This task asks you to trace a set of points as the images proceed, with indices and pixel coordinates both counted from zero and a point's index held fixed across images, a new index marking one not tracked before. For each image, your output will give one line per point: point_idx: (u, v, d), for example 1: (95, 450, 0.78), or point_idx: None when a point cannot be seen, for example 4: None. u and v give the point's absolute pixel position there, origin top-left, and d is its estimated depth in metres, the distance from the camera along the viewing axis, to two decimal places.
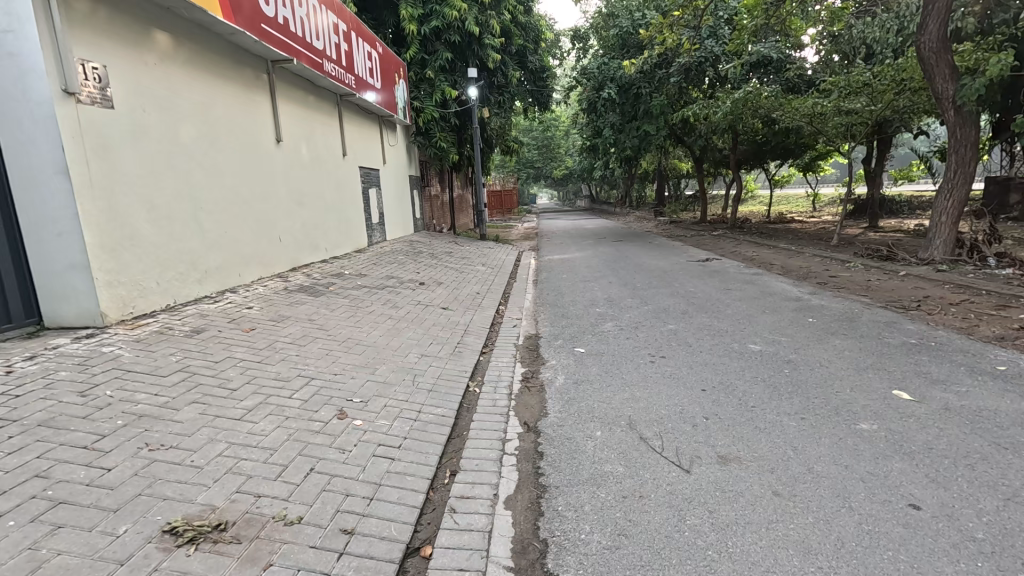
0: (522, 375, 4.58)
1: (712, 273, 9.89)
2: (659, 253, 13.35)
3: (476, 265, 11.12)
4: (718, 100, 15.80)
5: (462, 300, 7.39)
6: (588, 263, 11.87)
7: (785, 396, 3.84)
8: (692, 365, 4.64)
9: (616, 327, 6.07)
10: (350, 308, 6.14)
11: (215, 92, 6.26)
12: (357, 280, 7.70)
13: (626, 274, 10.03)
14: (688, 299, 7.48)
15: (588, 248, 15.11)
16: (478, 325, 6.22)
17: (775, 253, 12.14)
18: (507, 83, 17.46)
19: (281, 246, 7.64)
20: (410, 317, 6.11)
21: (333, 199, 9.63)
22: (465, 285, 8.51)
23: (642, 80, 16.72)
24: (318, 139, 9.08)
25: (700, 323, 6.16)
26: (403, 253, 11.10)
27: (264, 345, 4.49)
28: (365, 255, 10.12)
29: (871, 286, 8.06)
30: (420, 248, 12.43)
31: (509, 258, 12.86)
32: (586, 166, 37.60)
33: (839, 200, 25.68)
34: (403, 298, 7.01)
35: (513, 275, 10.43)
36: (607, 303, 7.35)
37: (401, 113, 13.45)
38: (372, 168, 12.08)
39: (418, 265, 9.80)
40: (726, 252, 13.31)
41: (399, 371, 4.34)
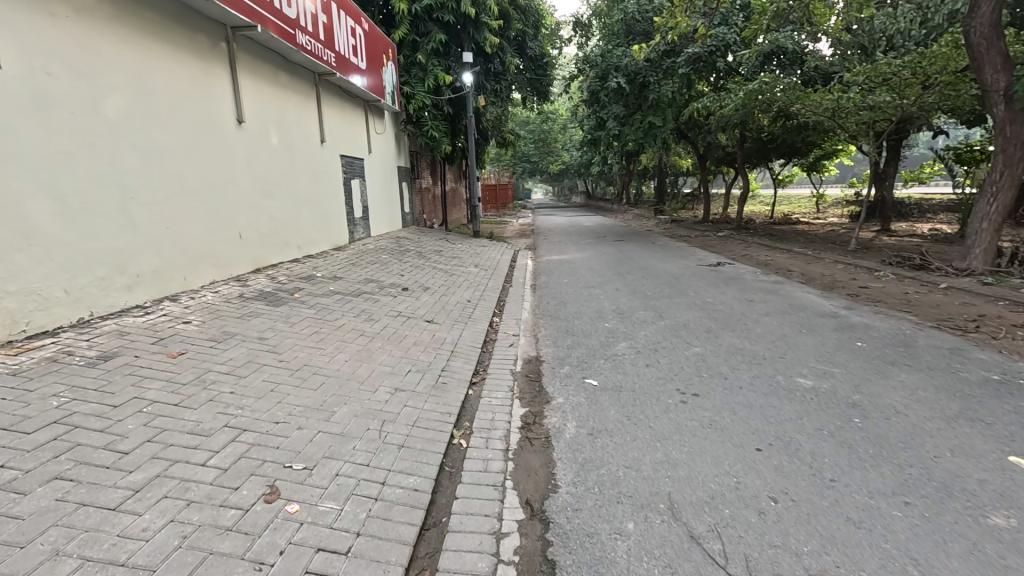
0: (522, 418, 3.62)
1: (728, 281, 8.97)
2: (666, 255, 12.44)
3: (468, 266, 10.12)
4: (728, 92, 14.84)
5: (451, 310, 6.40)
6: (590, 265, 10.94)
7: (869, 463, 2.91)
8: (734, 408, 3.70)
9: (632, 348, 5.13)
10: (314, 322, 5.13)
11: (156, 58, 5.22)
12: (329, 285, 6.67)
13: (634, 279, 9.09)
14: (709, 313, 6.55)
15: (588, 248, 14.16)
16: (467, 343, 5.23)
17: (791, 258, 11.26)
18: (505, 70, 16.42)
19: (244, 244, 6.64)
20: (386, 333, 5.12)
21: (308, 191, 8.61)
22: (455, 291, 7.52)
23: (649, 69, 15.74)
24: (291, 122, 8.04)
25: (730, 345, 5.23)
26: (387, 252, 10.09)
27: (190, 377, 3.49)
28: (344, 253, 9.09)
29: (911, 301, 7.17)
30: (407, 245, 11.40)
31: (504, 258, 11.87)
32: (583, 161, 36.59)
33: (845, 201, 24.88)
34: (380, 308, 6.01)
35: (508, 278, 9.45)
36: (616, 316, 6.41)
37: (389, 98, 12.36)
38: (356, 157, 11.03)
39: (402, 267, 8.78)
40: (737, 255, 12.43)
41: (364, 415, 3.37)
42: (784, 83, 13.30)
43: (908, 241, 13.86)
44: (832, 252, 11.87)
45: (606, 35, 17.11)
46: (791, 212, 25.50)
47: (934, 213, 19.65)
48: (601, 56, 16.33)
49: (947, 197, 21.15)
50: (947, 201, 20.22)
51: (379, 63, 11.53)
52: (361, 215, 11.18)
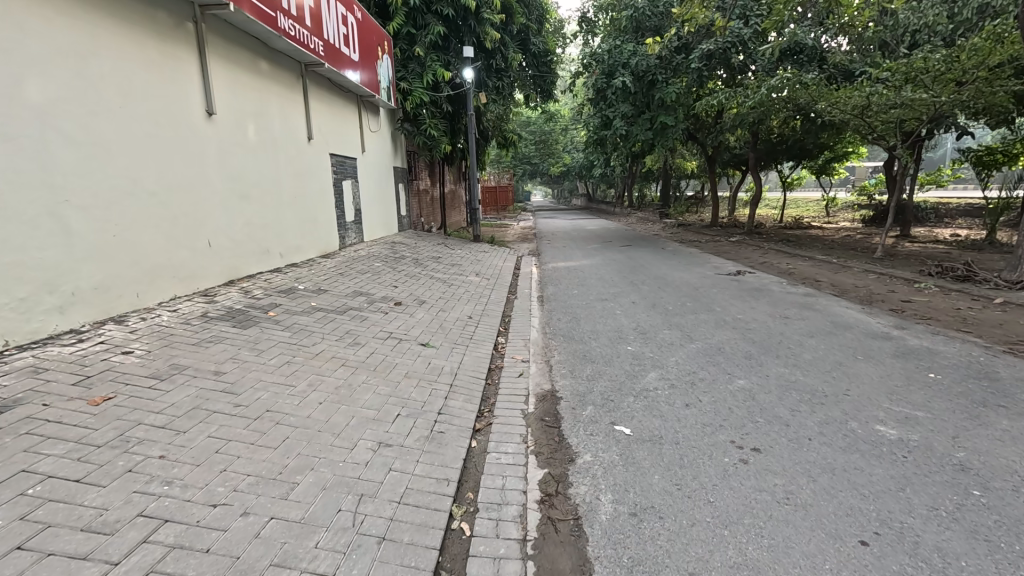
0: (541, 487, 2.81)
1: (753, 293, 8.19)
2: (679, 262, 11.68)
3: (468, 275, 9.34)
4: (745, 89, 14.07)
5: (450, 330, 5.60)
6: (600, 273, 10.16)
7: (1022, 569, 2.12)
8: (812, 472, 2.90)
9: (664, 381, 4.32)
10: (288, 348, 4.33)
11: (100, 36, 4.42)
12: (311, 300, 5.86)
13: (651, 290, 8.32)
14: (742, 333, 5.76)
15: (595, 254, 13.39)
16: (469, 374, 4.44)
17: (816, 267, 10.50)
18: (507, 66, 15.63)
19: (215, 252, 5.85)
20: (374, 362, 4.32)
21: (293, 192, 7.84)
22: (454, 305, 6.73)
23: (660, 66, 14.96)
24: (272, 116, 7.27)
25: (779, 375, 4.43)
26: (380, 259, 9.28)
27: (110, 436, 2.68)
28: (332, 262, 8.28)
29: (966, 318, 6.40)
30: (403, 251, 10.60)
31: (507, 265, 11.07)
32: (585, 162, 35.80)
33: (856, 205, 24.16)
34: (369, 328, 5.22)
35: (512, 289, 8.67)
36: (639, 337, 5.61)
37: (383, 93, 11.55)
38: (348, 156, 10.24)
39: (396, 277, 7.98)
40: (755, 262, 11.68)
41: (335, 489, 2.56)
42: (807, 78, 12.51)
43: (933, 248, 13.13)
44: (857, 261, 11.09)
45: (614, 30, 16.36)
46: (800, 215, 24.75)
47: (952, 218, 18.92)
48: (608, 52, 15.55)
49: (964, 201, 20.43)
50: (964, 206, 19.50)
51: (373, 56, 10.76)
52: (353, 218, 10.38)
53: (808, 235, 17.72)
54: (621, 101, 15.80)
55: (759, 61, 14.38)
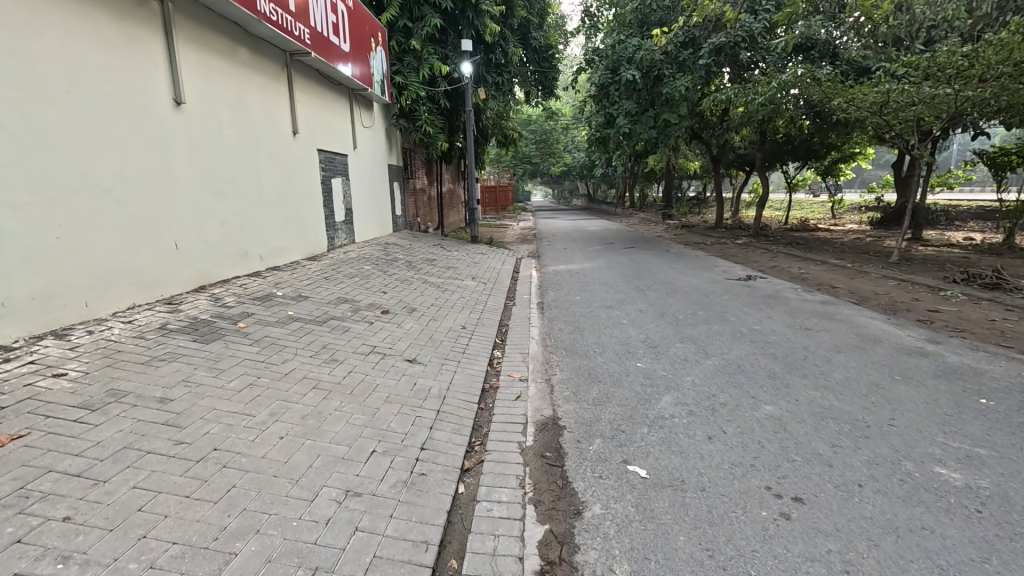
0: (540, 553, 2.30)
1: (767, 300, 7.68)
2: (685, 266, 11.17)
3: (464, 279, 8.81)
4: (754, 86, 13.56)
5: (441, 343, 5.08)
6: (603, 278, 9.64)
7: None
8: (869, 532, 2.39)
9: (681, 407, 3.80)
10: (254, 367, 3.82)
11: (43, 11, 3.89)
12: (288, 309, 5.34)
13: (658, 297, 7.81)
14: (762, 348, 5.25)
15: (598, 256, 12.89)
16: (460, 396, 3.93)
17: (830, 272, 9.99)
18: (507, 62, 15.11)
19: (184, 255, 5.33)
20: (351, 384, 3.80)
21: (276, 190, 7.33)
22: (447, 314, 6.21)
23: (666, 61, 14.43)
24: (253, 108, 6.75)
25: (811, 401, 3.91)
26: (370, 262, 8.76)
27: (4, 491, 2.17)
28: (318, 265, 7.75)
29: (1003, 331, 5.88)
30: (396, 253, 10.08)
31: (505, 268, 10.55)
32: (586, 162, 35.26)
33: (863, 207, 23.66)
34: (350, 342, 4.70)
35: (511, 294, 8.16)
36: (649, 352, 5.10)
37: (377, 88, 11.02)
38: (338, 153, 9.71)
39: (386, 281, 7.46)
40: (765, 267, 11.18)
41: (282, 561, 2.04)
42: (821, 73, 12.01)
43: (949, 252, 12.61)
44: (872, 265, 10.60)
45: (618, 25, 15.87)
46: (805, 217, 24.29)
47: (963, 220, 18.44)
48: (612, 47, 15.02)
49: (975, 204, 19.92)
50: (976, 208, 19.00)
51: (366, 48, 10.24)
52: (344, 218, 9.87)
53: (816, 238, 17.23)
54: (625, 98, 15.28)
55: (769, 56, 13.86)
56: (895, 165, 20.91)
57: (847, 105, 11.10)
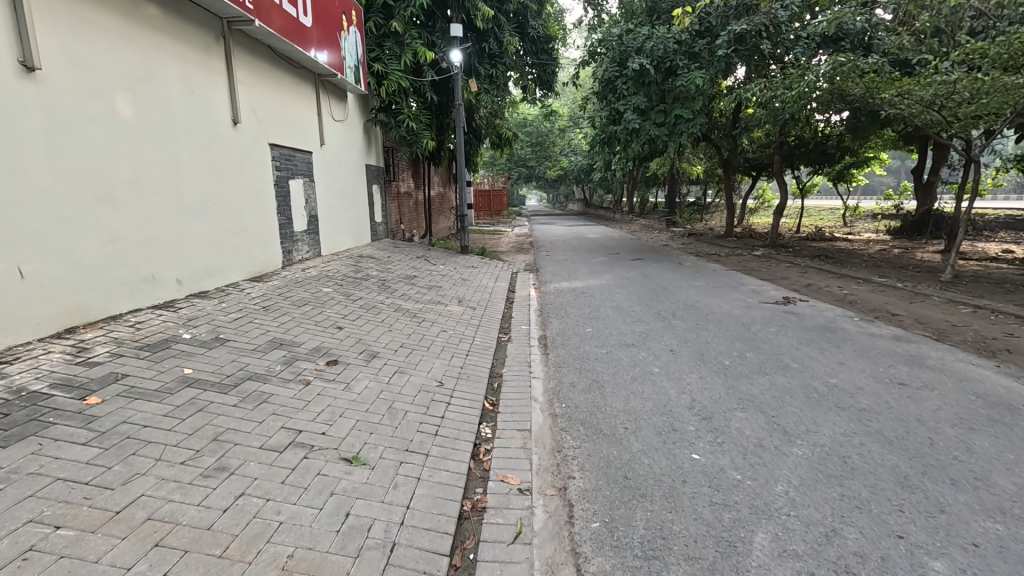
0: None
1: (825, 335, 6.16)
2: (706, 284, 9.67)
3: (448, 303, 7.22)
4: (779, 79, 12.18)
5: (404, 421, 3.49)
6: (615, 300, 8.11)
7: None
8: None
9: (792, 568, 2.25)
10: (63, 499, 2.21)
11: None
12: (186, 364, 3.73)
13: (687, 330, 6.30)
14: (862, 422, 3.71)
15: (604, 270, 11.38)
16: (419, 545, 2.34)
17: (880, 295, 8.52)
18: (502, 52, 13.54)
19: (34, 288, 3.70)
20: (229, 532, 2.20)
21: (205, 194, 5.76)
22: (419, 362, 4.62)
23: (679, 51, 13.03)
24: (167, 88, 5.19)
25: (1001, 550, 2.35)
26: (333, 282, 7.14)
27: None
28: (261, 288, 6.13)
29: None
30: (369, 269, 8.46)
31: (499, 287, 8.96)
32: (585, 166, 33.83)
33: (878, 214, 22.33)
34: (263, 425, 3.10)
35: (505, 326, 6.61)
36: (705, 434, 3.53)
37: (350, 75, 9.41)
38: (298, 149, 8.09)
39: (345, 311, 5.85)
40: (799, 286, 9.68)
41: None
42: (863, 61, 10.24)
43: (998, 268, 11.19)
44: (925, 284, 9.12)
45: (624, 14, 14.51)
46: (817, 225, 22.91)
47: (993, 230, 17.10)
48: (620, 37, 13.68)
49: (1002, 213, 18.59)
50: (1006, 218, 17.66)
51: (337, 27, 8.65)
52: (305, 227, 8.24)
53: (839, 248, 15.81)
54: (633, 93, 13.82)
55: (796, 46, 12.48)
56: (915, 170, 19.62)
57: (897, 98, 9.58)
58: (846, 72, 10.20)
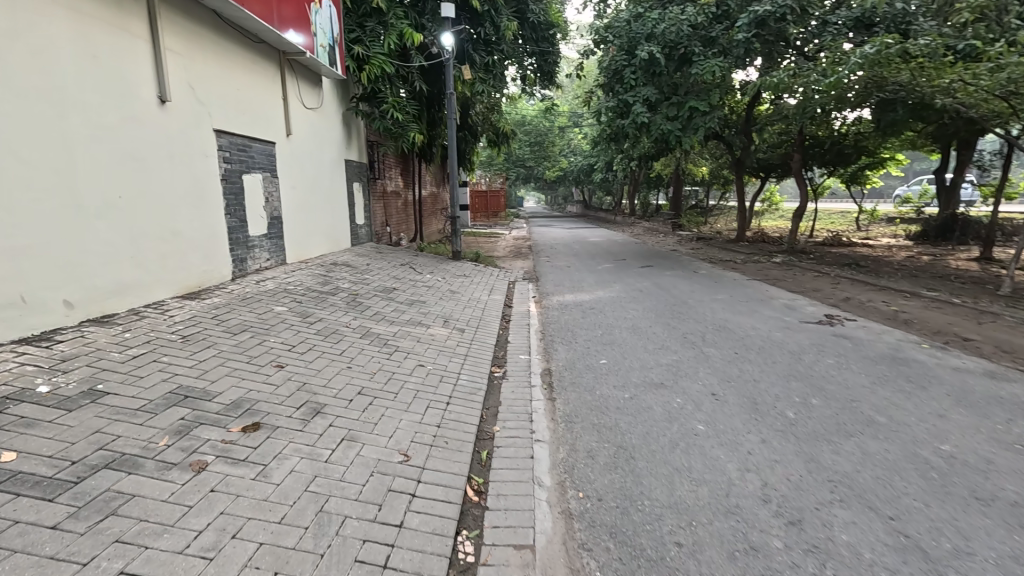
0: None
1: (899, 370, 4.92)
2: (731, 298, 8.46)
3: (432, 324, 5.98)
4: (806, 68, 11.00)
5: (335, 545, 2.21)
6: (630, 319, 6.89)
7: None
8: None
9: None
10: None
11: None
12: (15, 442, 2.47)
13: (726, 363, 5.08)
14: None
15: (611, 280, 10.16)
16: None
17: (939, 313, 7.30)
18: (498, 38, 12.32)
19: None
20: None
21: (118, 192, 4.51)
22: (379, 424, 3.35)
23: (694, 37, 11.95)
24: (54, 48, 3.94)
25: None
26: (291, 298, 5.87)
27: None
28: (191, 309, 4.86)
29: None
30: (341, 281, 7.19)
31: (494, 301, 7.73)
32: (585, 166, 32.61)
33: (896, 218, 21.17)
34: (85, 573, 1.84)
35: (499, 355, 5.38)
36: (804, 559, 2.29)
37: (323, 56, 8.14)
38: (256, 138, 6.82)
39: (296, 340, 4.59)
40: (838, 300, 8.47)
41: None
42: (916, 42, 8.85)
43: None
44: (985, 300, 7.91)
45: None
46: (831, 230, 21.71)
47: None
48: (628, 22, 12.52)
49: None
50: None
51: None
52: (265, 231, 6.97)
53: (863, 255, 14.60)
54: (642, 84, 12.60)
55: (825, 32, 11.32)
56: (938, 173, 18.57)
57: (957, 85, 8.28)
58: (897, 54, 8.88)
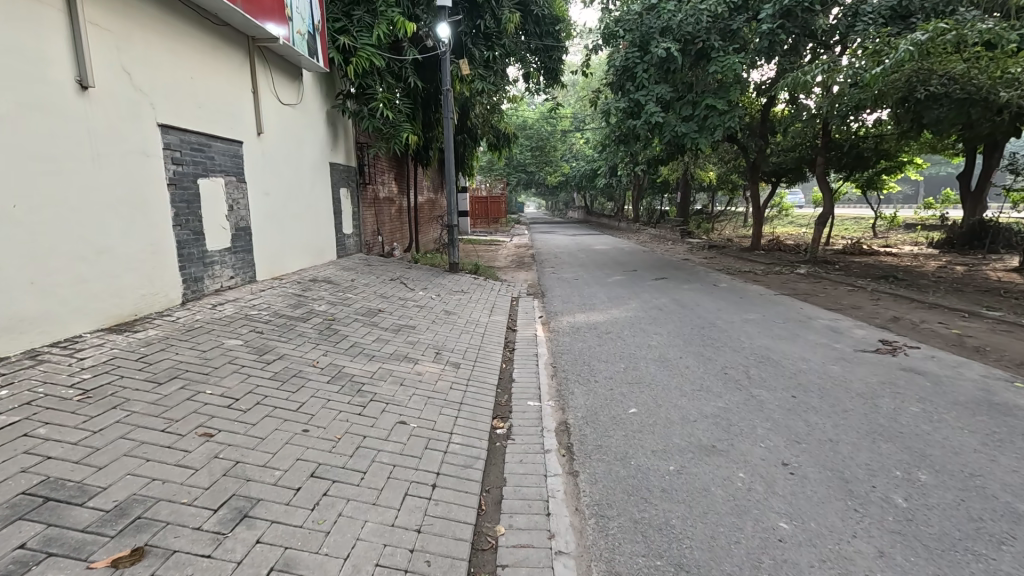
0: None
1: (1009, 423, 3.89)
2: (765, 319, 7.43)
3: (421, 358, 4.94)
4: (837, 60, 10.01)
5: None
6: (654, 347, 5.85)
7: None
8: None
9: None
10: None
11: None
12: None
13: (788, 413, 4.04)
14: None
15: (625, 296, 9.11)
16: None
17: (1016, 338, 6.26)
18: (500, 31, 11.41)
19: None
20: None
21: (11, 200, 3.50)
22: (331, 537, 2.31)
23: (713, 30, 11.03)
24: None
25: None
26: (251, 328, 4.85)
27: None
28: (114, 348, 3.84)
29: None
30: (317, 303, 6.15)
31: (495, 325, 6.69)
32: (589, 171, 31.66)
33: (918, 224, 20.15)
34: None
35: (502, 400, 4.34)
36: None
37: (301, 44, 7.17)
38: (216, 136, 5.81)
39: (241, 390, 3.55)
40: (888, 321, 7.42)
41: None
42: (972, 28, 7.84)
43: None
44: None
45: None
46: (849, 238, 20.68)
47: None
48: (640, 14, 11.57)
49: None
50: None
51: None
52: (227, 245, 5.95)
53: (891, 265, 13.58)
54: (655, 82, 11.63)
55: (856, 24, 10.36)
56: (963, 176, 17.62)
57: None
58: (953, 42, 7.87)
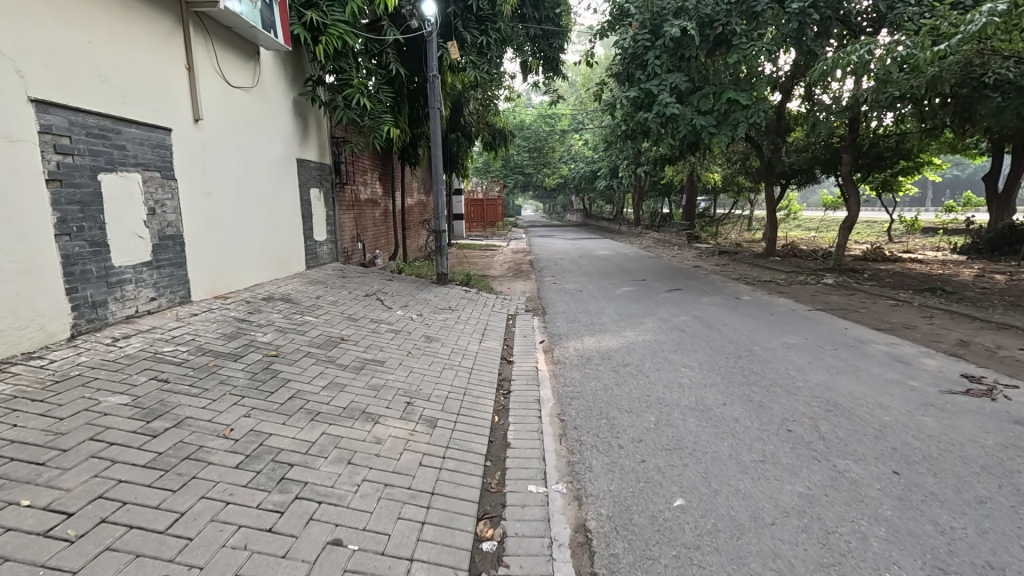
0: None
1: None
2: (810, 344, 6.21)
3: (385, 412, 3.68)
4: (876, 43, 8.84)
5: None
6: (688, 388, 4.61)
7: None
8: None
9: None
10: None
11: None
12: None
13: (905, 508, 2.80)
14: None
15: (638, 313, 7.88)
16: None
17: None
18: (494, 13, 10.23)
19: None
20: None
21: None
22: None
23: (733, 12, 9.88)
24: None
25: None
26: (155, 372, 3.59)
27: None
28: None
29: None
30: (261, 330, 4.89)
31: (485, 355, 5.43)
32: (588, 173, 30.51)
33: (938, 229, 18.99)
34: None
35: (492, 482, 3.11)
36: None
37: (254, 13, 5.92)
38: (129, 119, 4.55)
39: (85, 494, 2.28)
40: (958, 346, 6.20)
41: None
42: None
43: None
44: None
45: None
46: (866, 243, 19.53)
47: None
48: None
49: None
50: None
51: None
52: (144, 257, 4.69)
53: (922, 273, 12.39)
54: (668, 70, 10.43)
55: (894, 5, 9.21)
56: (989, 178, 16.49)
57: None
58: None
